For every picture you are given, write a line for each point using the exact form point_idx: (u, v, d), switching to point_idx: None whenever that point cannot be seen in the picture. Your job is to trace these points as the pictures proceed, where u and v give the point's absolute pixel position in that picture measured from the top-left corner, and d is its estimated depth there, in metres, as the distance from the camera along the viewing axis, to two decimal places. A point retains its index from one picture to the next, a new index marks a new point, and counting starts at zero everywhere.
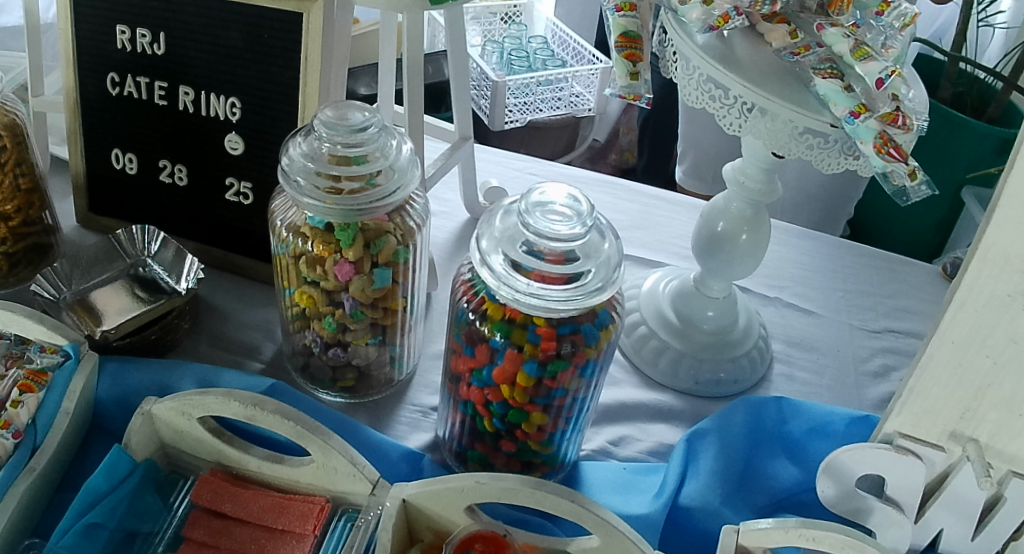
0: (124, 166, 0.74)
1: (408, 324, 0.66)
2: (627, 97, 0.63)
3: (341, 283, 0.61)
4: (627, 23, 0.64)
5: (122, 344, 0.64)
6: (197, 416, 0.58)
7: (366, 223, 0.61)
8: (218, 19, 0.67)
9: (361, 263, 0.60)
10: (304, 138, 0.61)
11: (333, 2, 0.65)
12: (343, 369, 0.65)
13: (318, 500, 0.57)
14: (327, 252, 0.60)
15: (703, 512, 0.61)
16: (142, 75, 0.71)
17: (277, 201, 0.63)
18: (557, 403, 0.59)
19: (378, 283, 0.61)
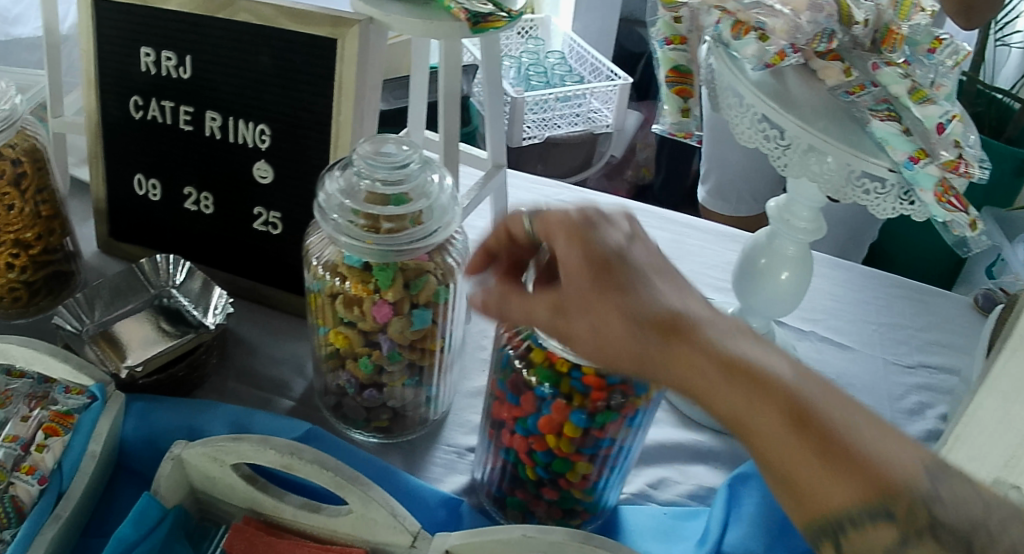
0: (147, 193, 0.72)
1: (446, 364, 0.64)
2: (679, 134, 0.61)
3: (379, 325, 0.58)
4: (678, 56, 0.67)
5: (149, 382, 0.62)
6: (231, 462, 0.56)
7: (405, 262, 0.58)
8: (248, 44, 0.65)
9: (400, 304, 0.58)
10: (341, 173, 0.58)
11: (368, 27, 0.63)
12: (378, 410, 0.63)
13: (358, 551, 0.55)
14: (365, 292, 0.58)
15: None
16: (167, 99, 0.68)
17: (313, 238, 0.60)
18: (604, 452, 0.57)
19: (418, 325, 0.58)
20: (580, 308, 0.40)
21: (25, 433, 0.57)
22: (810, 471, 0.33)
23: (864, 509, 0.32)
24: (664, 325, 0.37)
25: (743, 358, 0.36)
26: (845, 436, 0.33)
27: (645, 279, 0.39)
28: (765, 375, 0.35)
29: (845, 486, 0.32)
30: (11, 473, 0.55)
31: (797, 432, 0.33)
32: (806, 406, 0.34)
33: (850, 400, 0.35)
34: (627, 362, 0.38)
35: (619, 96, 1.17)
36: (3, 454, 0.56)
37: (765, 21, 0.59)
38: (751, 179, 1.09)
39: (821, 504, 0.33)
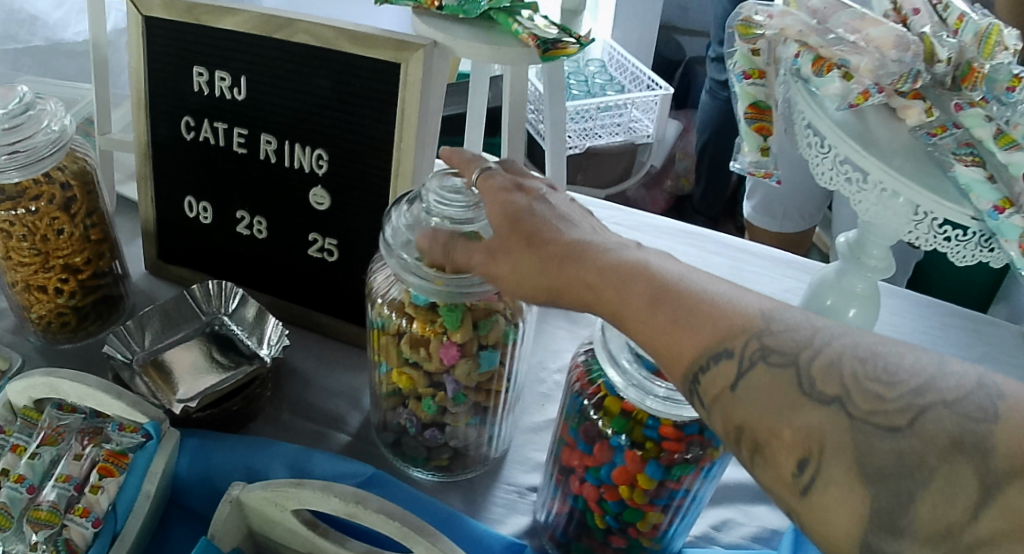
0: (197, 215, 0.71)
1: (509, 404, 0.62)
2: (758, 173, 0.64)
3: (446, 367, 0.56)
4: (756, 92, 0.67)
5: (202, 416, 0.60)
6: (292, 507, 0.54)
7: (474, 302, 0.56)
8: (307, 66, 0.62)
9: (467, 345, 0.56)
10: (410, 207, 0.56)
11: (433, 50, 0.59)
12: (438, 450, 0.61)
13: None
14: (432, 332, 0.56)
15: None
16: (220, 120, 0.66)
17: (378, 276, 0.59)
18: (676, 503, 0.56)
19: (485, 366, 0.57)
20: (500, 252, 0.47)
21: (78, 472, 0.57)
22: (668, 336, 0.39)
23: (707, 354, 0.37)
24: (561, 254, 0.44)
25: (620, 261, 0.42)
26: (693, 302, 0.39)
27: (543, 220, 0.47)
28: (634, 270, 0.41)
29: (695, 340, 0.38)
30: (64, 515, 0.54)
31: (656, 306, 0.39)
32: (663, 286, 0.40)
33: (707, 277, 0.41)
34: (530, 287, 0.45)
35: (660, 106, 1.17)
36: (57, 495, 0.55)
37: (848, 59, 0.58)
38: (800, 195, 1.06)
39: (679, 358, 0.38)
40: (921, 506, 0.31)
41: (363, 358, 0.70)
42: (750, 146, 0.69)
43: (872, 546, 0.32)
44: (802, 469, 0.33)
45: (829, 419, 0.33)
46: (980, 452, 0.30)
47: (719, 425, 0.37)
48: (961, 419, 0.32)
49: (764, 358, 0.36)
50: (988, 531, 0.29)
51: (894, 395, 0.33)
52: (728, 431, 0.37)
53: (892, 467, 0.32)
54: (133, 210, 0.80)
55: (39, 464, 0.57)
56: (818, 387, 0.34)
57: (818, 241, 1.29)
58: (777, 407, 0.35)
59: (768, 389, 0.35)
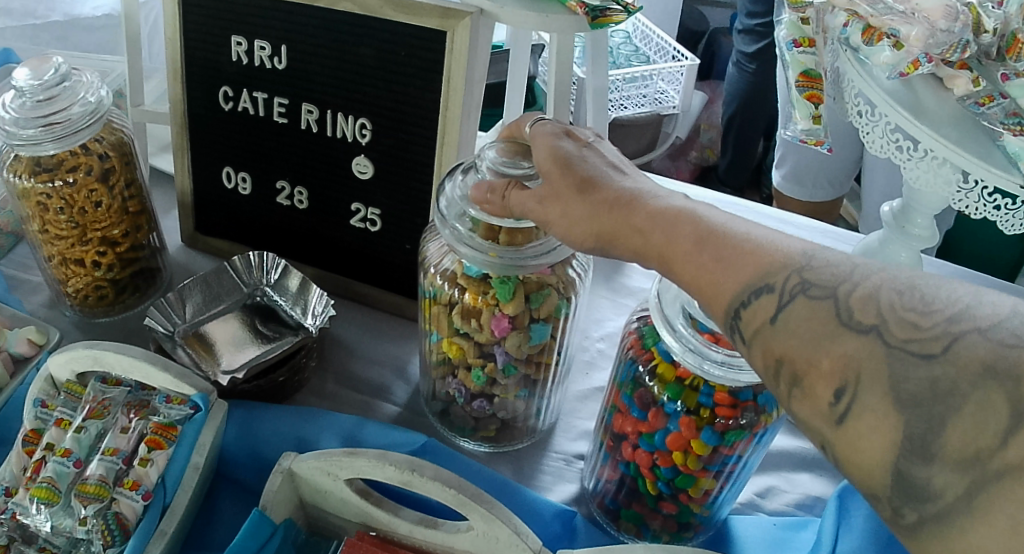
0: (236, 186, 0.70)
1: (558, 373, 0.61)
2: (810, 142, 0.66)
3: (495, 340, 0.56)
4: (807, 60, 0.66)
5: (249, 387, 0.60)
6: (345, 477, 0.54)
7: (527, 275, 0.55)
8: (351, 35, 0.60)
9: (519, 318, 0.55)
10: (465, 175, 0.55)
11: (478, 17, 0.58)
12: (483, 420, 0.61)
13: None
14: (484, 303, 0.55)
15: None
16: (260, 91, 0.65)
17: (432, 244, 0.59)
18: (729, 469, 0.56)
19: (536, 339, 0.56)
20: (551, 198, 0.46)
21: (126, 445, 0.56)
22: (710, 273, 0.38)
23: (748, 289, 0.37)
24: (612, 199, 0.44)
25: (665, 208, 0.42)
26: (737, 241, 0.38)
27: (593, 165, 0.47)
28: (680, 215, 0.41)
29: (736, 277, 0.37)
30: (113, 488, 0.54)
31: (700, 247, 0.39)
32: (704, 227, 0.39)
33: (748, 223, 0.40)
34: (583, 237, 0.45)
35: (685, 77, 1.28)
36: (105, 468, 0.54)
37: (898, 28, 0.58)
38: (828, 166, 1.06)
39: (720, 295, 0.38)
40: (952, 432, 0.29)
41: (407, 330, 0.70)
42: (802, 114, 0.68)
43: (903, 471, 0.31)
44: (839, 396, 0.32)
45: (867, 347, 0.32)
46: (1011, 378, 0.29)
47: (759, 358, 0.36)
48: (995, 345, 0.30)
49: (805, 291, 0.35)
50: (1018, 455, 0.28)
51: (930, 324, 0.32)
52: (769, 364, 0.36)
53: (924, 393, 0.30)
54: (169, 182, 0.79)
55: (86, 437, 0.56)
56: (856, 317, 0.33)
57: (844, 214, 1.29)
58: (823, 334, 0.34)
59: (807, 319, 0.34)
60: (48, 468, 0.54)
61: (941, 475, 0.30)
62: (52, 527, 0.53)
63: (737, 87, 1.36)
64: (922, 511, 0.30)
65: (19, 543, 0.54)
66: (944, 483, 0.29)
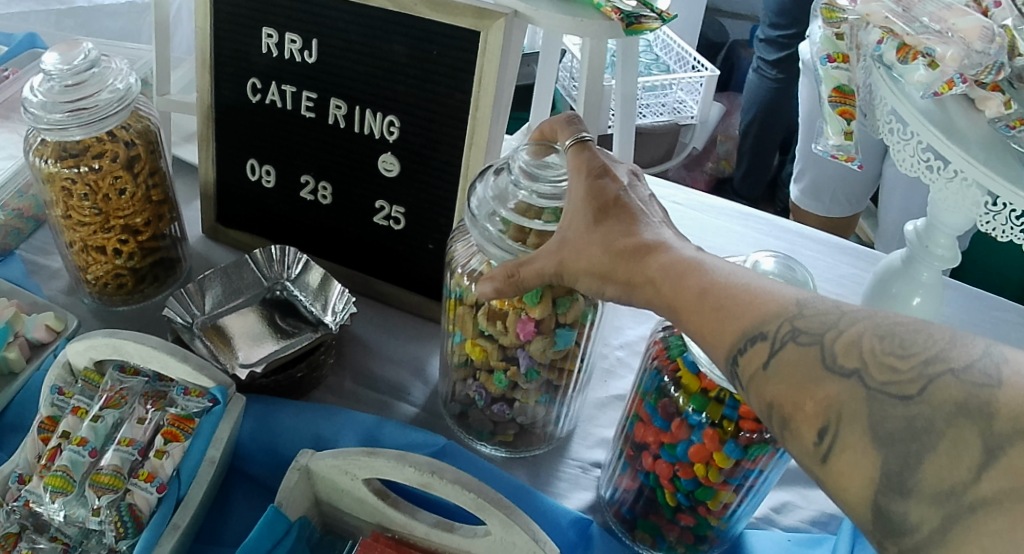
0: (259, 179, 0.70)
1: (574, 397, 0.61)
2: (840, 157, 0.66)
3: (521, 343, 0.55)
4: (841, 76, 0.65)
5: (267, 382, 0.60)
6: (362, 477, 0.54)
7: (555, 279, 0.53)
8: (382, 31, 0.60)
9: (545, 322, 0.54)
10: (496, 176, 0.54)
11: (513, 19, 0.57)
12: (502, 424, 0.61)
13: None
14: (510, 306, 0.54)
15: None
16: (288, 84, 0.65)
17: (459, 244, 0.58)
18: (749, 482, 0.55)
19: (560, 344, 0.55)
20: (573, 252, 0.46)
21: (142, 437, 0.55)
22: (708, 322, 0.38)
23: (744, 337, 0.36)
24: (634, 248, 0.43)
25: (672, 259, 0.42)
26: (736, 292, 0.38)
27: (626, 211, 0.46)
28: (685, 266, 0.41)
29: (731, 325, 0.37)
30: (128, 479, 0.53)
31: (702, 297, 0.39)
32: (704, 278, 0.40)
33: (746, 273, 0.40)
34: (600, 282, 0.45)
35: (704, 88, 1.29)
36: (120, 459, 0.54)
37: (934, 47, 0.57)
38: (847, 183, 1.06)
39: (718, 340, 0.38)
40: (928, 467, 0.29)
41: (427, 331, 0.69)
42: (833, 129, 0.68)
43: (882, 506, 0.30)
44: (822, 437, 0.32)
45: (849, 390, 0.32)
46: (984, 414, 0.29)
47: (754, 403, 0.36)
48: (967, 387, 0.30)
49: (794, 338, 0.35)
50: (991, 489, 0.27)
51: (907, 366, 0.31)
52: (761, 408, 0.36)
53: (900, 432, 0.30)
54: (193, 172, 0.79)
55: (102, 426, 0.56)
56: (838, 361, 0.33)
57: (860, 231, 1.29)
58: (803, 381, 0.34)
59: (796, 365, 0.34)
60: (63, 456, 0.53)
61: (918, 510, 0.29)
62: (64, 516, 0.52)
63: (759, 96, 1.37)
64: (902, 544, 0.30)
65: (31, 532, 0.53)
66: (921, 517, 0.29)
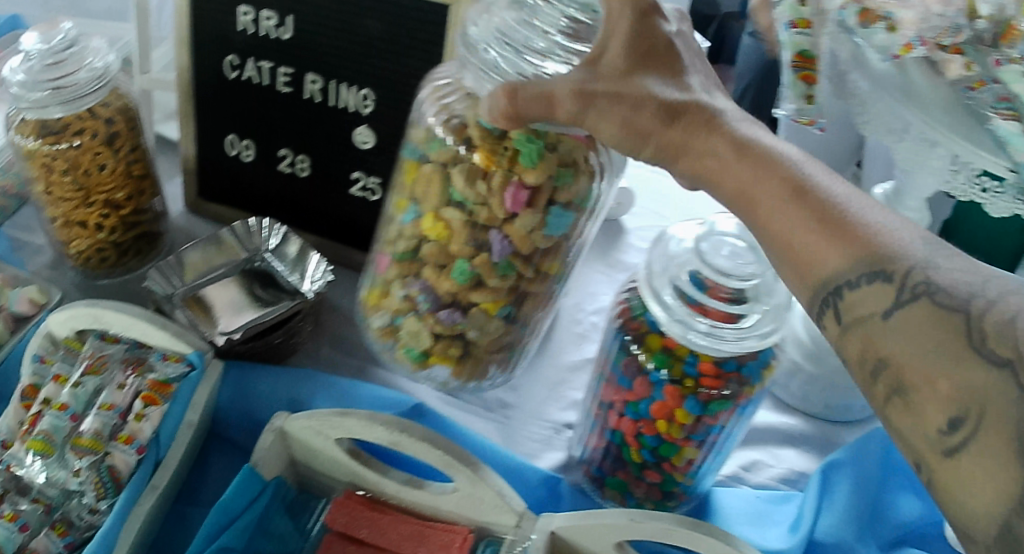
0: (239, 153, 0.72)
1: (535, 317, 0.62)
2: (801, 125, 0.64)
3: (501, 217, 0.53)
4: (803, 41, 0.61)
5: (245, 347, 0.61)
6: (334, 436, 0.54)
7: (552, 140, 0.51)
8: (355, 7, 0.61)
9: (537, 196, 0.52)
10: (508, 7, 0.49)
11: None
12: (446, 338, 0.59)
13: (461, 529, 0.55)
14: (497, 167, 0.52)
15: (838, 548, 0.60)
16: (266, 59, 0.66)
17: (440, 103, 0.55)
18: (711, 438, 0.57)
19: (550, 226, 0.54)
20: (607, 96, 0.43)
21: (122, 401, 0.57)
22: (813, 236, 0.38)
23: (861, 267, 0.36)
24: (702, 118, 0.43)
25: (758, 144, 0.42)
26: (841, 208, 0.38)
27: (685, 79, 0.45)
28: (775, 159, 0.41)
29: (842, 252, 0.37)
30: (108, 442, 0.55)
31: (796, 198, 0.39)
32: (809, 190, 0.39)
33: (859, 191, 0.39)
34: (635, 141, 0.44)
35: None
36: (101, 423, 0.55)
37: (894, 11, 0.58)
38: None
39: (817, 269, 0.38)
40: None
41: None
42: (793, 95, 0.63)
43: (1011, 527, 0.30)
44: (953, 427, 0.32)
45: (997, 381, 0.32)
46: None
47: (855, 350, 0.37)
48: None
49: (931, 295, 0.34)
50: None
51: None
52: (869, 364, 0.36)
53: None
54: (173, 149, 0.81)
55: (83, 392, 0.57)
56: (990, 345, 0.32)
57: None
58: (939, 355, 0.33)
59: (925, 324, 0.34)
60: (45, 420, 0.55)
61: None
62: (46, 478, 0.54)
63: (755, 60, 1.25)
64: None
65: (13, 494, 0.54)
66: None
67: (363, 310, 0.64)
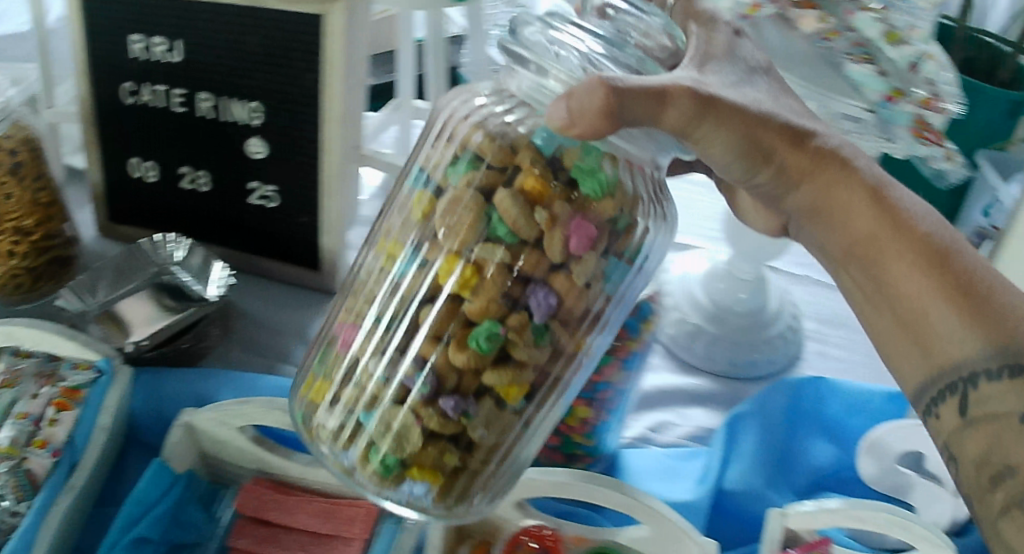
0: (142, 175, 0.75)
1: (554, 420, 0.47)
2: None
3: (551, 262, 0.39)
4: None
5: (155, 354, 0.66)
6: (238, 425, 0.57)
7: (613, 168, 0.41)
8: (235, 25, 0.65)
9: (599, 239, 0.41)
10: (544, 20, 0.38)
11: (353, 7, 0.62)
12: (442, 436, 0.41)
13: (364, 503, 0.57)
14: (551, 195, 0.39)
15: (748, 496, 0.61)
16: (161, 84, 0.70)
17: (466, 124, 0.43)
18: (601, 396, 0.59)
19: (608, 281, 0.43)
20: (723, 116, 0.38)
21: (35, 409, 0.59)
22: (959, 306, 0.38)
23: (997, 350, 0.37)
24: (840, 161, 0.43)
25: (906, 207, 0.42)
26: (988, 281, 0.39)
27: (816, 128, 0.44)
28: (911, 224, 0.41)
29: (983, 336, 0.37)
30: (24, 448, 0.57)
31: (932, 267, 0.40)
32: (951, 260, 0.40)
33: (993, 270, 0.40)
34: (755, 162, 0.41)
35: None
36: (16, 431, 0.57)
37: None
38: None
39: (946, 348, 0.39)
40: None
41: (312, 299, 0.75)
42: None
43: None
44: None
45: None
46: None
47: (971, 447, 0.37)
48: None
49: None
50: None
51: None
52: (977, 467, 0.36)
53: None
54: (83, 180, 0.84)
55: None
56: None
57: None
58: None
59: None
60: None
61: None
62: None
63: None
64: None
65: None
66: None
67: (310, 405, 0.47)
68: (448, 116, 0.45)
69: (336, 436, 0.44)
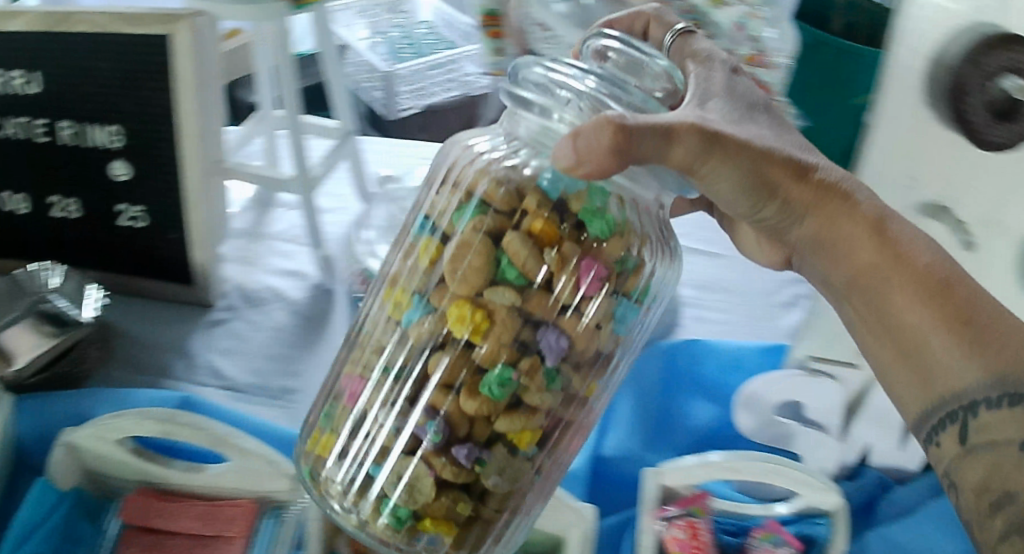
0: (14, 208, 0.70)
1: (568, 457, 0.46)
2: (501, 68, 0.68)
3: (561, 305, 0.38)
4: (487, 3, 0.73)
5: (36, 381, 0.61)
6: (115, 438, 0.54)
7: (619, 205, 0.40)
8: (88, 51, 0.63)
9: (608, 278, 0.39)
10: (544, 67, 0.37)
11: (200, 22, 0.61)
12: (454, 486, 0.39)
13: (243, 502, 0.53)
14: (556, 238, 0.38)
15: (626, 459, 0.62)
16: (22, 116, 0.67)
17: (470, 170, 0.41)
18: None
19: (616, 323, 0.41)
20: (720, 149, 0.35)
21: None
22: (956, 335, 0.36)
23: (994, 381, 0.35)
24: (839, 187, 0.40)
25: (905, 233, 0.39)
26: (988, 310, 0.36)
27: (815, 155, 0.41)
28: (915, 251, 0.38)
29: (980, 366, 0.35)
30: None
31: (932, 295, 0.37)
32: (953, 289, 0.37)
33: (997, 301, 0.37)
34: (759, 196, 0.38)
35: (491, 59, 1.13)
36: None
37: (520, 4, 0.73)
38: None
39: (946, 375, 0.36)
40: None
41: (191, 313, 0.71)
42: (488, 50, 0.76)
43: None
44: None
45: None
46: None
47: (972, 477, 0.35)
48: None
49: None
50: None
51: None
52: (980, 498, 0.34)
53: None
54: None
55: None
56: None
57: None
58: None
59: None
60: None
61: None
62: None
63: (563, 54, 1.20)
64: None
65: None
66: None
67: (317, 459, 0.44)
68: (454, 162, 0.43)
69: (347, 490, 0.42)
